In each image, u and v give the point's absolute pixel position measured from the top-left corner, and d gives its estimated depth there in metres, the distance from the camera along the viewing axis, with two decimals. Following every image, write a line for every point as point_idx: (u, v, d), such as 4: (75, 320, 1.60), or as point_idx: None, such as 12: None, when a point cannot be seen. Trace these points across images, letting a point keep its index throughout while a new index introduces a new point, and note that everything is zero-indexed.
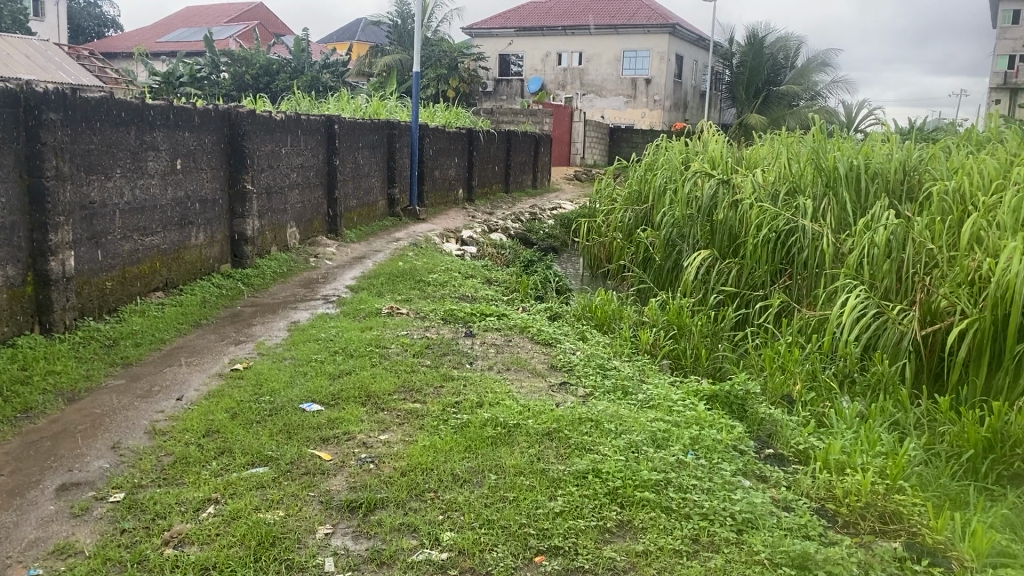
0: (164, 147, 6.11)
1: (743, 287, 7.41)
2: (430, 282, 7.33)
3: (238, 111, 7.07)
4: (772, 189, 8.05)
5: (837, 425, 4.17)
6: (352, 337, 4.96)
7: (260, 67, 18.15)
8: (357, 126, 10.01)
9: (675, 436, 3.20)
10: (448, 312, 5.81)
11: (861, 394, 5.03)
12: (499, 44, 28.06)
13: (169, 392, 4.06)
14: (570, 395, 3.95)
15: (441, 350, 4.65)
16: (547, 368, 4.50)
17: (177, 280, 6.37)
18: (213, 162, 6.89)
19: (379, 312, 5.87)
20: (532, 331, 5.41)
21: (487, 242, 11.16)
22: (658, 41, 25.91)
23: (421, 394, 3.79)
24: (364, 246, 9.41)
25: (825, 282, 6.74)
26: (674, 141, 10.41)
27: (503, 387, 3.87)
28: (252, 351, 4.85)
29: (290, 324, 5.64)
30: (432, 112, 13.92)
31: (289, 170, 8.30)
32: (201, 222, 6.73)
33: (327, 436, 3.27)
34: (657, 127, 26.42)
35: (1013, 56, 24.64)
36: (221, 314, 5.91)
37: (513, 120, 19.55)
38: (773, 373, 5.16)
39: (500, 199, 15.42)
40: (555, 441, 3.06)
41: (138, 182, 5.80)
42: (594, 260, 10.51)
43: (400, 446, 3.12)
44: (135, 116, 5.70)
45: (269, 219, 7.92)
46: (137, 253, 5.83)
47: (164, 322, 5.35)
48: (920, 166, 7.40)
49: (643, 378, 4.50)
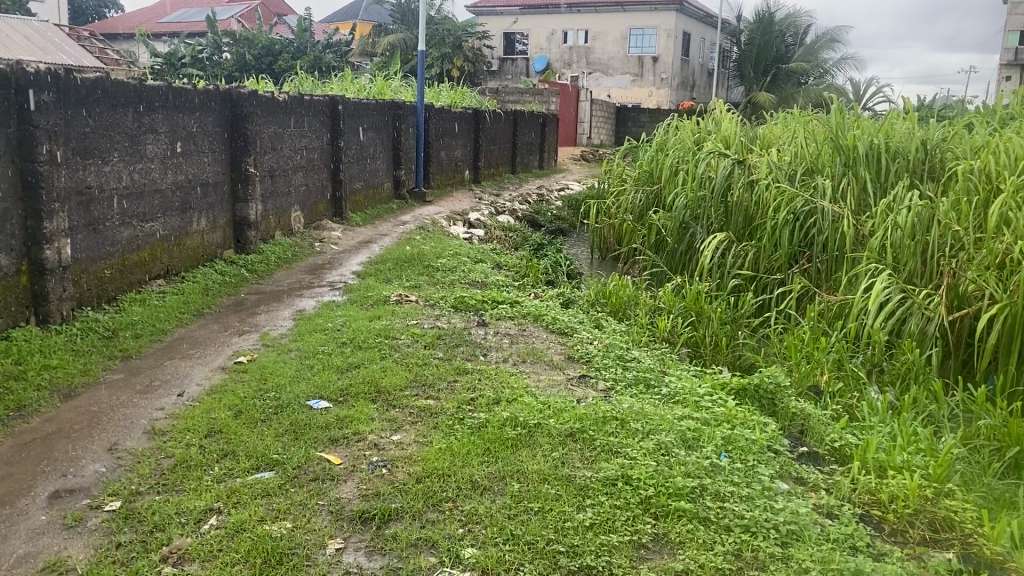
0: (164, 129, 5.90)
1: (760, 271, 7.19)
2: (438, 268, 7.12)
3: (239, 92, 6.85)
4: (789, 169, 7.81)
5: (870, 419, 3.97)
6: (359, 327, 4.76)
7: (262, 47, 17.89)
8: (361, 107, 9.75)
9: (706, 435, 3.01)
10: (459, 300, 5.63)
11: (891, 384, 4.83)
12: (504, 22, 27.62)
13: (170, 388, 3.88)
14: (591, 389, 3.74)
15: (453, 341, 4.45)
16: (563, 359, 4.30)
17: (179, 266, 6.18)
18: (214, 145, 6.67)
19: (387, 300, 5.67)
20: (546, 320, 5.21)
21: (494, 225, 10.94)
22: (665, 18, 25.48)
23: (434, 389, 3.60)
24: (370, 230, 9.20)
25: (847, 267, 6.52)
26: (686, 120, 10.15)
27: (520, 381, 3.68)
28: (256, 343, 4.66)
29: (296, 312, 5.45)
30: (437, 92, 13.66)
31: (293, 153, 8.09)
32: (202, 206, 6.52)
33: (337, 437, 3.08)
34: (664, 106, 26.11)
35: None
36: (224, 303, 5.72)
37: (518, 100, 19.34)
38: (798, 361, 4.94)
39: (506, 180, 15.19)
40: (580, 443, 2.87)
41: (137, 166, 5.59)
42: (603, 243, 10.34)
43: (414, 448, 2.93)
44: (133, 97, 5.48)
45: (273, 203, 7.71)
46: (137, 240, 5.63)
47: (165, 312, 5.17)
48: (942, 145, 7.15)
49: (665, 370, 4.31)
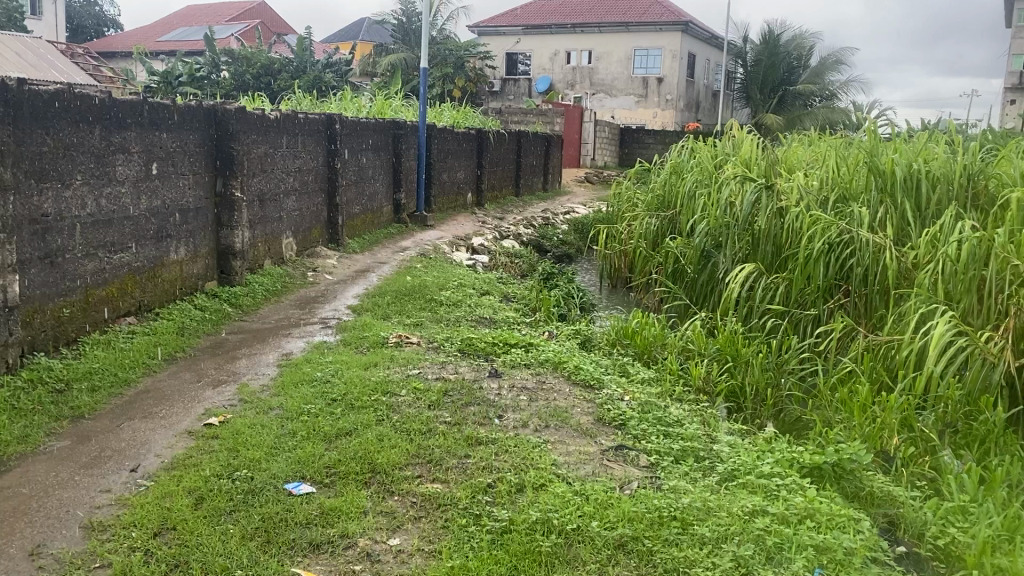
0: (137, 149, 5.27)
1: (792, 305, 6.51)
2: (441, 301, 6.48)
3: (224, 108, 6.24)
4: (823, 195, 7.18)
5: (960, 498, 3.32)
6: (352, 379, 4.09)
7: (260, 66, 17.38)
8: (360, 126, 9.16)
9: (791, 544, 2.35)
10: (466, 343, 4.99)
11: (966, 447, 4.18)
12: (506, 42, 27.14)
13: (122, 461, 3.22)
14: (632, 468, 3.09)
15: (462, 399, 3.77)
16: (594, 423, 3.63)
17: (153, 302, 5.54)
18: (196, 167, 6.05)
19: (385, 342, 5.01)
20: (568, 369, 4.54)
21: (499, 250, 10.32)
22: (670, 39, 25.05)
23: (441, 468, 2.94)
24: (367, 257, 8.56)
25: (893, 305, 5.87)
26: (702, 142, 9.55)
27: (545, 458, 3.01)
28: (232, 398, 4.01)
29: (281, 357, 4.79)
30: (439, 112, 13.10)
31: (284, 176, 7.46)
32: (181, 235, 5.89)
33: (319, 541, 2.44)
34: (669, 127, 25.55)
35: None
36: (201, 345, 5.09)
37: (522, 120, 18.84)
38: (855, 420, 4.29)
39: (510, 203, 14.58)
40: (635, 560, 2.27)
41: (104, 191, 4.96)
42: (613, 270, 9.79)
43: (418, 565, 2.29)
44: (101, 113, 4.87)
45: (261, 229, 7.07)
46: (104, 273, 5.00)
47: (131, 359, 4.53)
48: (988, 170, 6.55)
49: (712, 437, 3.66)
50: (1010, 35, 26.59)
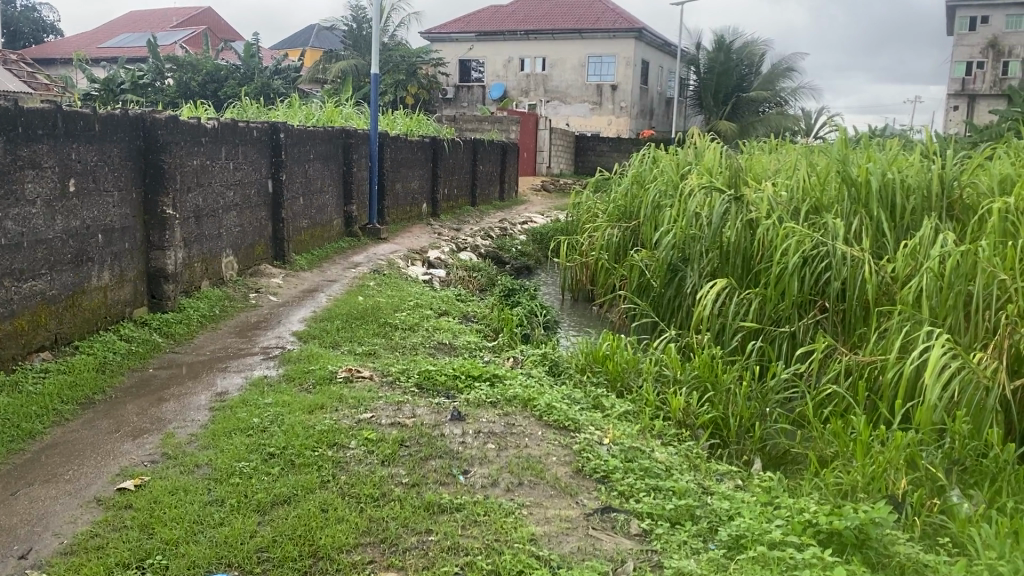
0: (51, 163, 4.69)
1: (766, 322, 6.10)
2: (395, 326, 5.97)
3: (153, 116, 5.65)
4: (794, 205, 6.83)
5: (986, 555, 2.94)
6: (294, 426, 3.57)
7: (206, 73, 16.66)
8: (306, 135, 8.60)
9: None
10: (423, 376, 4.50)
11: (973, 484, 3.82)
12: (459, 49, 26.71)
13: (12, 544, 2.66)
14: (623, 539, 2.66)
15: (421, 452, 3.28)
16: (573, 477, 3.19)
17: (73, 334, 4.94)
18: (122, 181, 5.46)
19: (333, 378, 4.49)
20: (539, 407, 4.08)
21: (456, 263, 9.83)
22: (624, 46, 24.82)
23: (398, 550, 2.46)
24: (315, 275, 8.01)
25: (874, 323, 5.51)
26: (664, 150, 9.19)
27: (523, 532, 2.57)
28: (155, 452, 3.46)
29: (216, 398, 4.25)
30: (392, 120, 12.56)
31: (223, 189, 6.88)
32: (105, 257, 5.29)
33: None
34: (624, 135, 25.34)
35: (970, 63, 26.51)
36: (126, 384, 4.52)
37: (476, 128, 18.37)
38: (854, 458, 3.89)
39: (466, 213, 14.10)
40: None
41: (9, 212, 4.38)
42: (574, 283, 9.40)
43: None
44: (6, 121, 4.31)
45: (198, 248, 6.48)
46: (10, 305, 4.40)
47: (41, 405, 3.94)
48: (961, 178, 6.22)
49: (706, 489, 3.23)
50: (954, 42, 26.87)
